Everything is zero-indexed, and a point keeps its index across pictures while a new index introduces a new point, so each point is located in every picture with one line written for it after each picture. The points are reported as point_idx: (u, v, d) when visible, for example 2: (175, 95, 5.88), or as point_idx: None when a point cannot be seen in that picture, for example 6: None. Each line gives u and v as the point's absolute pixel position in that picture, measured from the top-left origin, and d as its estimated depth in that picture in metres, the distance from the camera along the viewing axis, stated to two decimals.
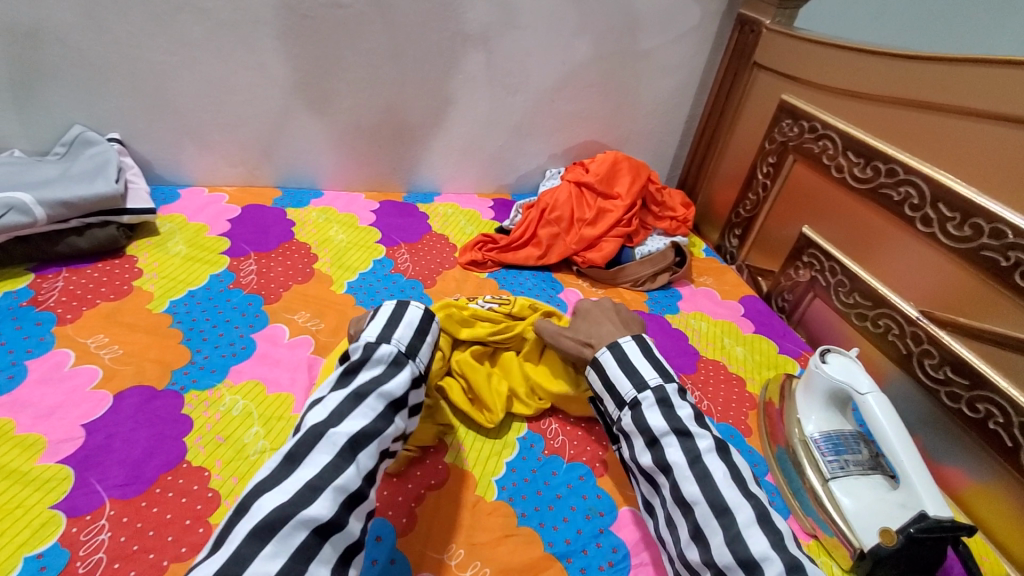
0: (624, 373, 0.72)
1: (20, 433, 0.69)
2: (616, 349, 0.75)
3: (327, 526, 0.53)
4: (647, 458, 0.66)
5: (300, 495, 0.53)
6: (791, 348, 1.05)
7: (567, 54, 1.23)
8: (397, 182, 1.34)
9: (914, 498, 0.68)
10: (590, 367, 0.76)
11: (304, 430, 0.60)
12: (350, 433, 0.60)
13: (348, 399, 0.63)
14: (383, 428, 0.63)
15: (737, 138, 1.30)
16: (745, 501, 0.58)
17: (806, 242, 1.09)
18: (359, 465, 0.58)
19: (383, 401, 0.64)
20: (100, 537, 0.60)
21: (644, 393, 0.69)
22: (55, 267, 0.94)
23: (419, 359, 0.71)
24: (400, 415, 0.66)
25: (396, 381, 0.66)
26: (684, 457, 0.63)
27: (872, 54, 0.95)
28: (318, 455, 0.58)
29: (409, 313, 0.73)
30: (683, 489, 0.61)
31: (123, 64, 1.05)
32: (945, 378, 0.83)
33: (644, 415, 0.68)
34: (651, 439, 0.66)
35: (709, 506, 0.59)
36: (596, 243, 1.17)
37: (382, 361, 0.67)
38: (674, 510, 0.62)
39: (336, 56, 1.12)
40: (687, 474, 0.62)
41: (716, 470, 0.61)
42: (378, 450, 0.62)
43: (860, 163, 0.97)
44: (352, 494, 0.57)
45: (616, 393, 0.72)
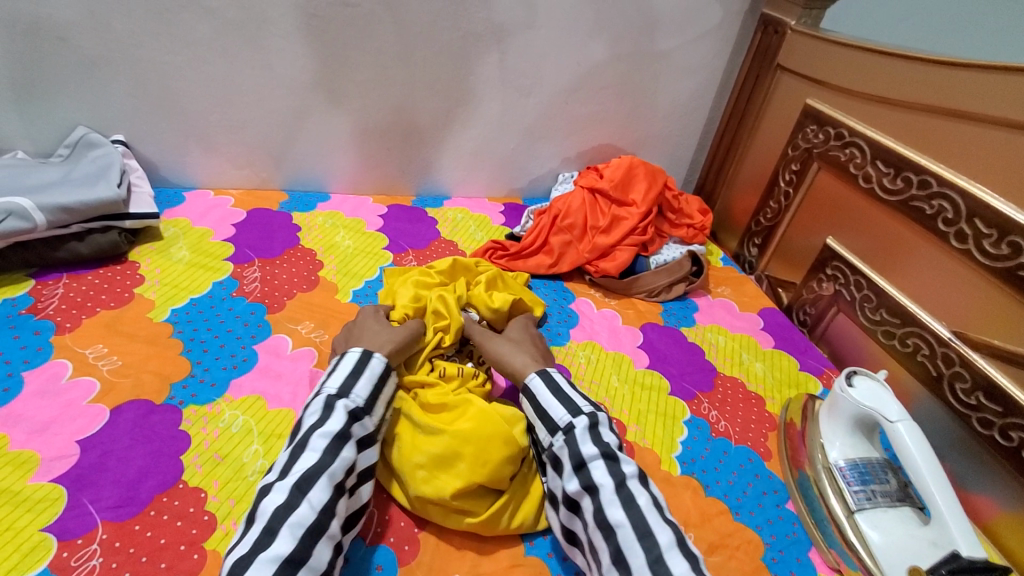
0: (557, 400, 0.71)
1: (13, 450, 0.67)
2: (547, 377, 0.75)
3: (291, 560, 0.52)
4: (574, 482, 0.64)
5: (262, 538, 0.53)
6: (813, 365, 1.01)
7: (582, 55, 1.19)
8: (406, 185, 1.31)
9: (945, 536, 0.64)
10: (522, 395, 0.75)
11: (258, 490, 0.59)
12: (298, 473, 0.58)
13: (292, 451, 0.61)
14: (331, 461, 0.60)
15: (758, 142, 1.26)
16: (667, 525, 0.58)
17: (830, 254, 1.05)
18: (312, 500, 0.56)
19: (326, 439, 0.62)
20: (91, 563, 0.58)
21: (578, 418, 0.69)
22: (55, 273, 0.92)
23: (356, 394, 0.68)
24: (350, 445, 0.63)
25: (333, 418, 0.64)
26: (610, 480, 0.62)
27: (903, 58, 0.90)
28: (268, 501, 0.56)
29: (345, 358, 0.72)
30: (606, 512, 0.60)
31: (127, 64, 1.03)
32: (977, 404, 0.79)
33: (576, 439, 0.67)
34: (578, 464, 0.65)
35: (633, 530, 0.58)
36: (610, 252, 1.13)
37: (316, 409, 0.65)
38: (596, 535, 0.60)
39: (345, 55, 1.08)
40: (613, 497, 0.61)
41: (640, 495, 0.61)
42: (333, 482, 0.59)
43: (890, 174, 0.92)
44: (310, 527, 0.55)
45: (549, 419, 0.71)
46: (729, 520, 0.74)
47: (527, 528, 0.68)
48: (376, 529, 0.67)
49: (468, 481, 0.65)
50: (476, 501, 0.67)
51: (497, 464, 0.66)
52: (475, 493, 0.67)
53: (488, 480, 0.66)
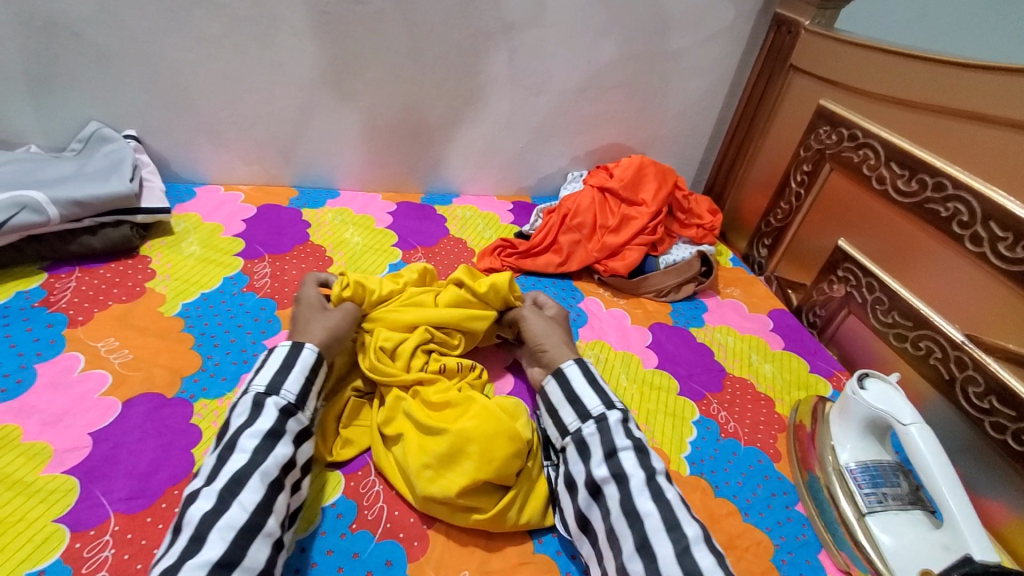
0: (593, 389, 0.74)
1: (26, 441, 0.68)
2: (584, 365, 0.77)
3: (222, 563, 0.52)
4: (601, 469, 0.65)
5: (190, 545, 0.53)
6: (823, 367, 1.00)
7: (592, 53, 1.19)
8: (415, 183, 1.31)
9: (958, 541, 0.63)
10: (553, 376, 0.77)
11: (185, 497, 0.58)
12: (225, 476, 0.58)
13: (219, 454, 0.61)
14: (263, 458, 0.61)
15: (770, 143, 1.25)
16: (695, 521, 0.60)
17: (842, 256, 1.04)
18: (243, 501, 0.56)
19: (254, 439, 0.62)
20: (103, 554, 0.58)
21: (612, 411, 0.71)
22: (67, 266, 0.93)
23: (287, 391, 0.68)
24: (283, 442, 0.64)
25: (262, 417, 0.64)
26: (641, 471, 0.64)
27: (919, 60, 0.90)
28: (195, 509, 0.55)
29: (273, 354, 0.71)
30: (636, 500, 0.61)
31: (140, 60, 1.03)
32: (990, 408, 0.78)
33: (609, 429, 0.69)
34: (609, 451, 0.66)
35: (661, 520, 0.59)
36: (619, 251, 1.12)
37: (245, 408, 0.65)
38: (619, 521, 0.61)
39: (356, 52, 1.09)
40: (643, 487, 0.62)
41: (668, 490, 0.63)
42: (266, 480, 0.59)
43: (904, 176, 0.91)
44: (242, 528, 0.55)
45: (581, 406, 0.72)
46: (739, 521, 0.73)
47: (535, 524, 0.68)
48: (386, 524, 0.67)
49: (474, 479, 0.65)
50: (484, 498, 0.66)
51: (502, 461, 0.66)
52: (482, 490, 0.67)
53: (494, 477, 0.66)
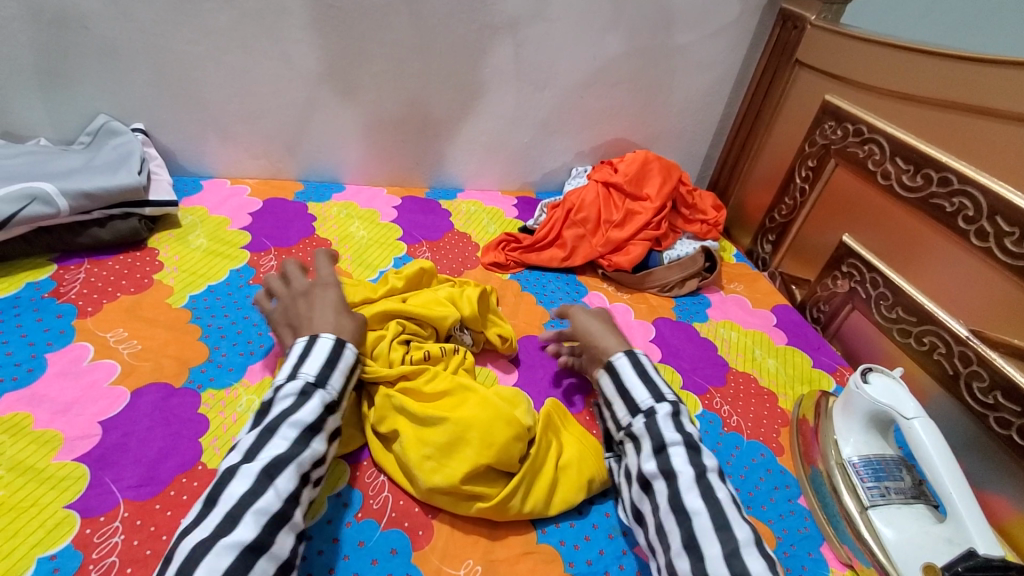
0: (644, 383, 0.73)
1: (37, 429, 0.69)
2: (634, 357, 0.76)
3: (254, 546, 0.53)
4: (651, 464, 0.66)
5: (225, 524, 0.53)
6: (826, 362, 1.00)
7: (598, 48, 1.19)
8: (420, 177, 1.32)
9: (962, 534, 0.64)
10: (604, 370, 0.76)
11: (221, 472, 0.59)
12: (265, 460, 0.59)
13: (260, 435, 0.61)
14: (300, 450, 0.61)
15: (775, 138, 1.25)
16: (745, 522, 0.59)
17: (846, 251, 1.04)
18: (278, 488, 0.57)
19: (295, 429, 0.62)
20: (113, 540, 0.59)
21: (661, 404, 0.70)
22: (77, 258, 0.94)
23: (332, 386, 0.68)
24: (319, 438, 0.64)
25: (306, 408, 0.64)
26: (691, 469, 0.63)
27: (925, 54, 0.90)
28: (233, 488, 0.56)
29: (319, 342, 0.70)
30: (684, 498, 0.61)
31: (147, 53, 1.04)
32: (994, 403, 0.78)
33: (659, 424, 0.68)
34: (659, 446, 0.66)
35: (710, 520, 0.59)
36: (623, 246, 1.13)
37: (291, 394, 0.65)
38: (668, 518, 0.61)
39: (362, 47, 1.09)
40: (692, 485, 0.62)
41: (719, 489, 0.62)
42: (299, 471, 0.60)
43: (909, 171, 0.91)
44: (275, 515, 0.56)
45: (631, 399, 0.72)
46: (741, 514, 0.74)
47: (539, 513, 0.68)
48: (390, 513, 0.67)
49: (475, 465, 0.66)
50: (488, 484, 0.68)
51: (503, 446, 0.67)
52: (485, 477, 0.68)
53: (495, 461, 0.66)
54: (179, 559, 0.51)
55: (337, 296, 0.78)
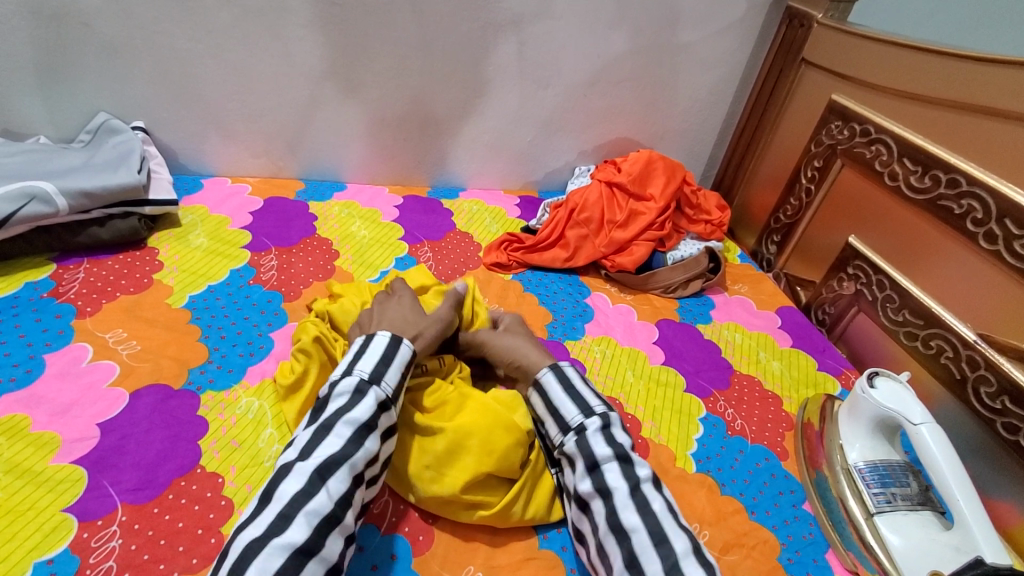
0: (570, 397, 0.70)
1: (35, 431, 0.68)
2: (559, 372, 0.73)
3: (304, 549, 0.52)
4: (586, 483, 0.64)
5: (277, 524, 0.53)
6: (831, 365, 0.99)
7: (602, 46, 1.18)
8: (422, 176, 1.31)
9: (969, 542, 0.63)
10: (533, 389, 0.74)
11: (277, 468, 0.59)
12: (318, 459, 0.58)
13: (316, 432, 0.61)
14: (354, 451, 0.60)
15: (781, 138, 1.24)
16: (683, 532, 0.58)
17: (851, 253, 1.03)
18: (330, 489, 0.57)
19: (350, 427, 0.61)
20: (111, 544, 0.59)
21: (590, 418, 0.67)
22: (76, 257, 0.93)
23: (387, 382, 0.67)
24: (374, 437, 0.63)
25: (361, 406, 0.63)
26: (625, 483, 0.61)
27: (934, 54, 0.88)
28: (286, 486, 0.56)
29: (375, 340, 0.70)
30: (621, 516, 0.60)
31: (148, 51, 1.03)
32: (1002, 408, 0.77)
33: (589, 440, 0.66)
34: (592, 464, 0.64)
35: (648, 535, 0.58)
36: (626, 247, 1.12)
37: (345, 391, 0.65)
38: (607, 538, 0.60)
39: (364, 44, 1.08)
40: (628, 502, 0.60)
41: (655, 501, 0.60)
42: (353, 473, 0.59)
43: (917, 172, 0.90)
44: (326, 517, 0.55)
45: (560, 417, 0.70)
46: (745, 520, 0.73)
47: (541, 519, 0.67)
48: (391, 518, 0.67)
49: (476, 473, 0.66)
50: (489, 492, 0.67)
51: (504, 453, 0.67)
52: (485, 485, 0.67)
53: (496, 469, 0.66)
54: (233, 558, 0.51)
55: (410, 305, 0.80)
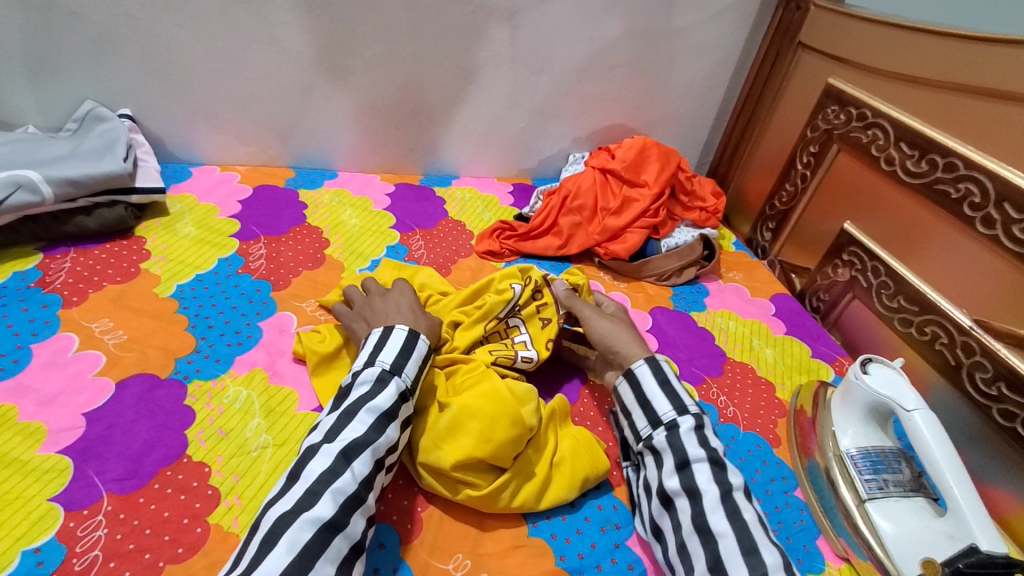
0: (664, 393, 0.70)
1: (22, 420, 0.67)
2: (655, 364, 0.73)
3: (331, 524, 0.53)
4: (673, 481, 0.64)
5: (305, 498, 0.54)
6: (825, 352, 0.99)
7: (597, 31, 1.16)
8: (414, 164, 1.29)
9: (963, 529, 0.62)
10: (624, 378, 0.73)
11: (303, 449, 0.60)
12: (344, 441, 0.58)
13: (339, 418, 0.61)
14: (376, 436, 0.60)
15: (776, 123, 1.23)
16: (774, 547, 0.57)
17: (847, 239, 1.02)
18: (355, 470, 0.57)
19: (373, 414, 0.61)
20: (96, 534, 0.59)
21: (684, 417, 0.68)
22: (63, 247, 0.92)
23: (407, 374, 0.66)
24: (394, 425, 0.62)
25: (383, 394, 0.63)
26: (716, 488, 0.61)
27: (934, 35, 0.87)
28: (313, 465, 0.57)
29: (393, 333, 0.69)
30: (710, 519, 0.59)
31: (134, 37, 1.01)
32: (998, 395, 0.76)
33: (681, 438, 0.66)
34: (682, 462, 0.64)
35: (736, 543, 0.57)
36: (620, 234, 1.10)
37: (367, 380, 0.64)
38: (691, 538, 0.60)
39: (354, 29, 1.06)
40: (717, 506, 0.60)
41: (745, 510, 0.60)
42: (374, 457, 0.59)
43: (914, 156, 0.89)
44: (351, 496, 0.55)
45: (651, 410, 0.70)
46: None
47: (529, 508, 0.67)
48: (379, 506, 0.66)
49: (470, 455, 0.64)
50: (479, 475, 0.66)
51: (501, 443, 0.65)
52: (478, 468, 0.66)
53: (490, 457, 0.65)
54: (263, 531, 0.51)
55: (413, 298, 0.77)
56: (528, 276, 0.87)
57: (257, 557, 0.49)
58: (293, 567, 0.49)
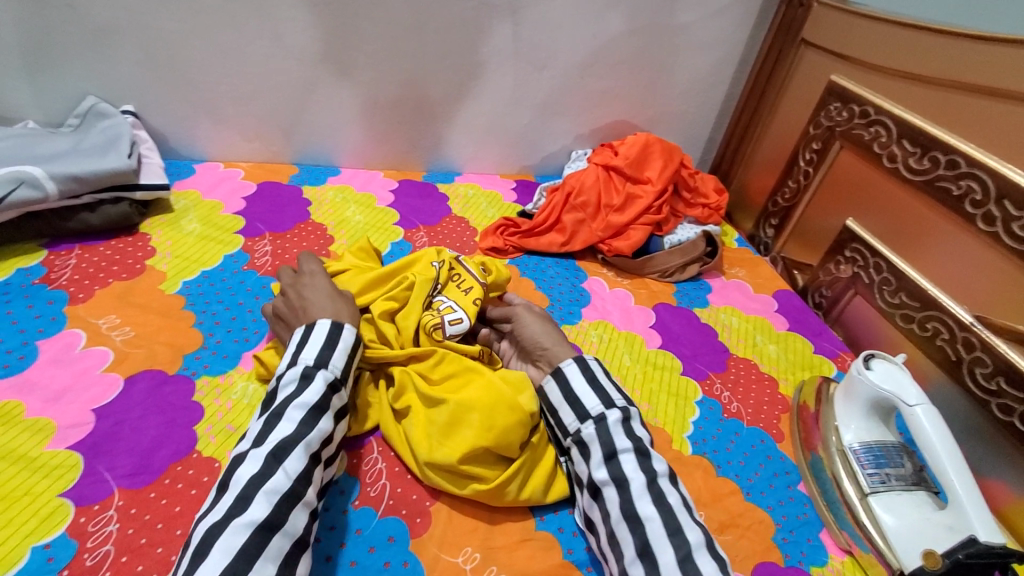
0: (592, 389, 0.69)
1: (29, 417, 0.68)
2: (583, 362, 0.72)
3: (267, 525, 0.52)
4: (601, 471, 0.63)
5: (236, 505, 0.53)
6: (828, 348, 0.99)
7: (599, 27, 1.16)
8: (417, 161, 1.29)
9: (963, 522, 0.63)
10: (551, 375, 0.72)
11: (232, 458, 0.59)
12: (273, 442, 0.58)
13: (267, 420, 0.61)
14: (307, 431, 0.60)
15: (779, 120, 1.23)
16: (697, 526, 0.58)
17: (849, 236, 1.03)
18: (288, 469, 0.57)
19: (302, 410, 0.61)
20: (108, 529, 0.59)
21: (611, 409, 0.67)
22: (67, 243, 0.92)
23: (334, 365, 0.67)
24: (326, 417, 0.63)
25: (310, 389, 0.63)
26: (642, 475, 0.62)
27: (937, 33, 0.87)
28: (242, 471, 0.56)
29: (315, 329, 0.69)
30: (637, 505, 0.60)
31: (135, 32, 1.01)
32: (997, 389, 0.77)
33: (609, 430, 0.65)
34: (609, 453, 0.64)
35: (662, 526, 0.58)
36: (623, 231, 1.11)
37: (293, 379, 0.64)
38: (619, 526, 0.60)
39: (356, 25, 1.06)
40: (644, 491, 0.60)
41: (671, 494, 0.61)
42: (308, 452, 0.60)
43: (916, 153, 0.89)
44: (286, 493, 0.55)
45: (579, 406, 0.68)
46: (740, 501, 0.74)
47: (536, 501, 0.68)
48: (388, 501, 0.67)
49: (474, 446, 0.65)
50: (485, 467, 0.67)
51: (504, 429, 0.65)
52: (485, 459, 0.67)
53: (494, 445, 0.65)
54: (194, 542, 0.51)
55: (327, 283, 0.76)
56: (442, 257, 0.86)
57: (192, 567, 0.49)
58: (230, 570, 0.49)
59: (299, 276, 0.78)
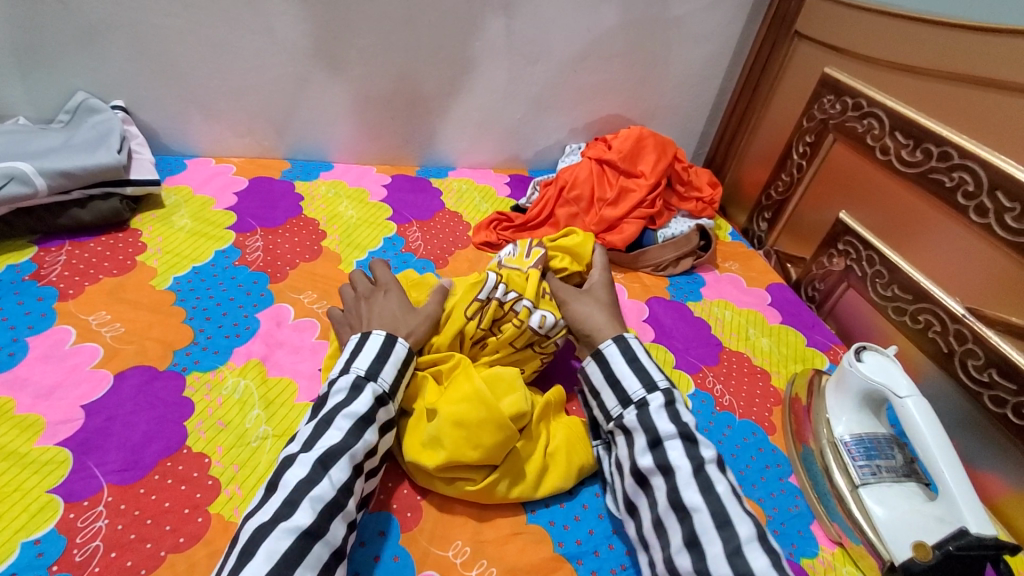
0: (634, 372, 0.69)
1: (20, 413, 0.68)
2: (623, 343, 0.71)
3: (310, 532, 0.53)
4: (646, 458, 0.63)
5: (283, 509, 0.54)
6: (821, 341, 0.99)
7: (592, 20, 1.15)
8: (410, 156, 1.29)
9: (953, 513, 0.62)
10: (592, 358, 0.73)
11: (281, 460, 0.59)
12: (321, 449, 0.59)
13: (316, 426, 0.61)
14: (354, 442, 0.60)
15: (773, 113, 1.23)
16: (747, 517, 0.57)
17: (842, 229, 1.03)
18: (333, 477, 0.57)
19: (350, 420, 0.62)
20: (97, 524, 0.59)
21: (654, 394, 0.67)
22: (57, 240, 0.92)
23: (384, 379, 0.66)
24: (372, 429, 0.63)
25: (359, 400, 0.63)
26: (688, 463, 0.60)
27: (930, 24, 0.87)
28: (291, 474, 0.57)
29: (370, 339, 0.68)
30: (683, 494, 0.59)
31: (125, 27, 1.00)
32: (989, 381, 0.77)
33: (652, 416, 0.65)
34: (654, 440, 0.63)
35: (710, 517, 0.57)
36: (616, 225, 1.10)
37: (343, 388, 0.64)
38: (667, 514, 0.59)
39: (347, 18, 1.05)
40: (690, 480, 0.59)
41: (719, 482, 0.59)
42: (353, 462, 0.60)
43: (909, 146, 0.89)
44: (330, 502, 0.56)
45: (621, 390, 0.69)
46: None
47: (526, 497, 0.68)
48: (379, 495, 0.67)
49: (456, 459, 0.64)
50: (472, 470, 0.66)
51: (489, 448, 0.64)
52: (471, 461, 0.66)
53: (477, 459, 0.64)
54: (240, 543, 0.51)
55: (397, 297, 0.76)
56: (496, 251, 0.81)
57: (236, 566, 0.50)
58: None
59: (376, 288, 0.79)
